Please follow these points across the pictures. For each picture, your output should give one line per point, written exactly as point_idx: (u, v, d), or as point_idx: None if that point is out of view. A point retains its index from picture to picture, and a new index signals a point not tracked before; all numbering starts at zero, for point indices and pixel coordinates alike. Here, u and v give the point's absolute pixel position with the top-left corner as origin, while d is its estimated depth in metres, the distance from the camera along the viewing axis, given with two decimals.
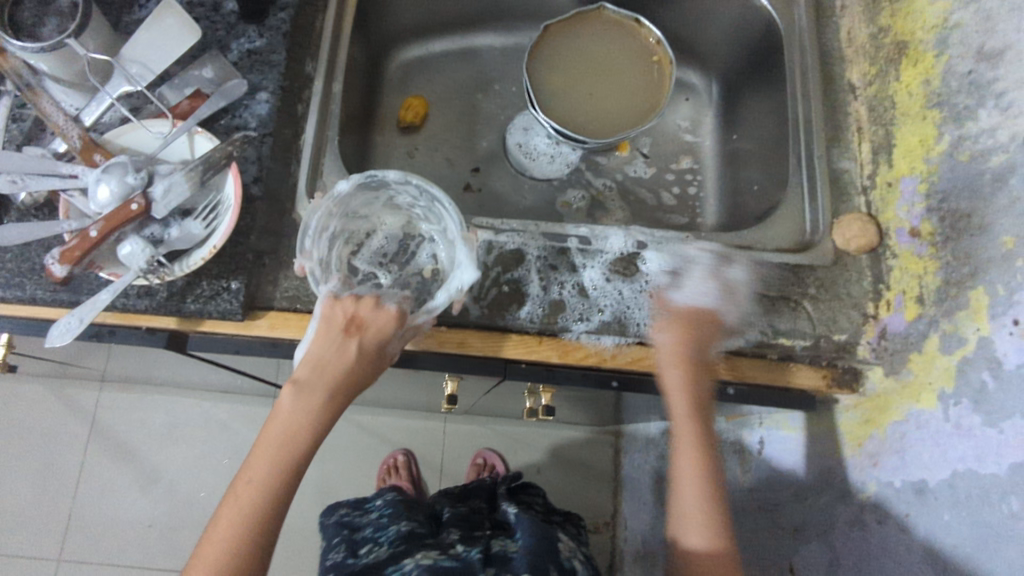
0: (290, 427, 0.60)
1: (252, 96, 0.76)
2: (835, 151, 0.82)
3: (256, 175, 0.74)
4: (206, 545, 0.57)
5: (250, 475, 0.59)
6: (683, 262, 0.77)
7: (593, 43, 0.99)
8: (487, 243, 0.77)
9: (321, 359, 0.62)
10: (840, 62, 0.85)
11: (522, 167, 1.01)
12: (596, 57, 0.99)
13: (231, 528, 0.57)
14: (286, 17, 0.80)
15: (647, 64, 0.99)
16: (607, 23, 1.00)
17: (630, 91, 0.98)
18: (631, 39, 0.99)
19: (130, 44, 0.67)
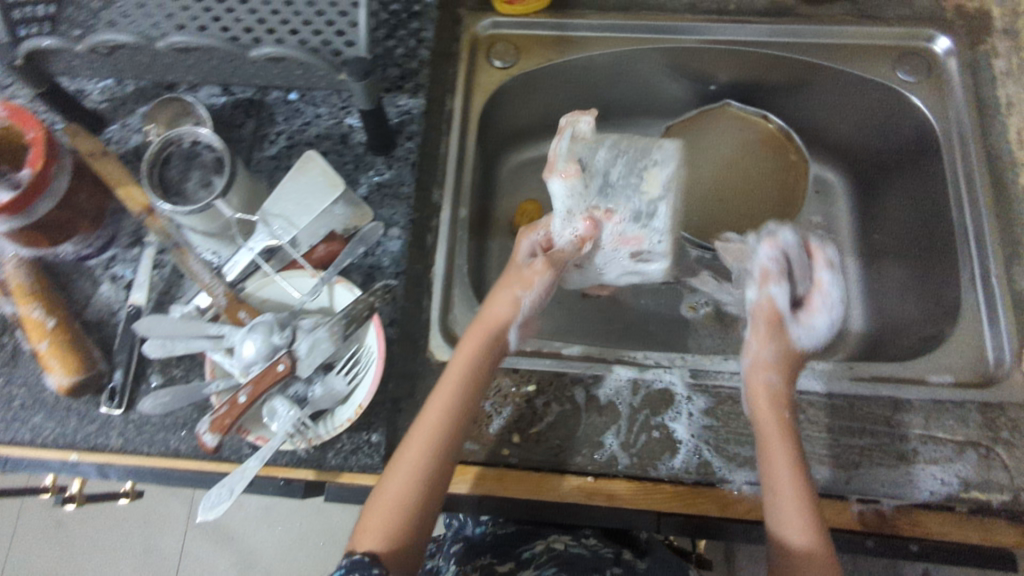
0: (432, 419, 0.64)
1: (385, 232, 0.75)
2: (1017, 269, 0.74)
3: (395, 317, 0.71)
4: (369, 517, 0.61)
5: (403, 458, 0.63)
6: (851, 400, 0.70)
7: (720, 142, 0.96)
8: (632, 382, 0.71)
9: (490, 316, 0.70)
10: (1011, 166, 0.77)
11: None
12: (724, 156, 0.96)
13: (393, 500, 0.61)
14: (414, 146, 0.79)
15: (782, 161, 0.94)
16: (734, 120, 0.96)
17: (764, 192, 0.94)
18: (762, 135, 0.95)
19: (274, 199, 0.65)
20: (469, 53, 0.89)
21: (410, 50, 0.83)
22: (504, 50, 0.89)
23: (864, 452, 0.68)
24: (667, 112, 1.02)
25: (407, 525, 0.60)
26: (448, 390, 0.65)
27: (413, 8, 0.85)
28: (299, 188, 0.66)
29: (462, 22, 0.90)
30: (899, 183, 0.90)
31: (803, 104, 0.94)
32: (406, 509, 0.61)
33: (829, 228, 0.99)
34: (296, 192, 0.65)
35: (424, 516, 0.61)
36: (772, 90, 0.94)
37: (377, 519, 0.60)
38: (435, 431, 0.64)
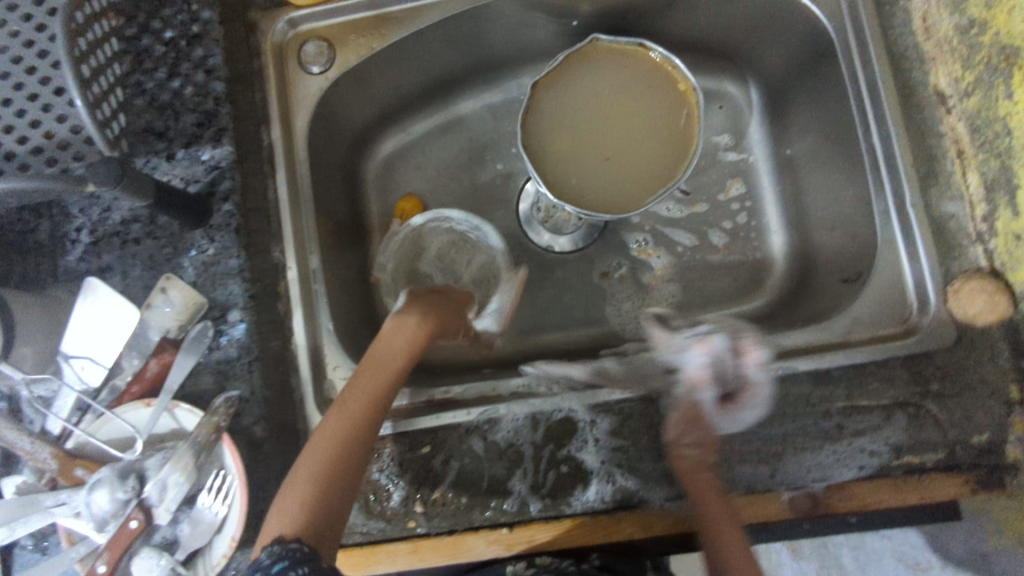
0: (371, 386, 0.62)
1: (224, 318, 0.66)
2: (934, 192, 0.64)
3: (259, 413, 0.64)
4: (291, 492, 0.54)
5: (330, 428, 0.58)
6: (766, 385, 0.64)
7: (596, 89, 0.81)
8: (531, 417, 0.65)
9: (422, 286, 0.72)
10: (919, 64, 0.65)
11: (547, 239, 0.90)
12: (605, 104, 0.81)
13: (318, 469, 0.55)
14: (233, 207, 0.68)
15: (666, 95, 0.80)
16: (608, 56, 0.81)
17: (655, 136, 0.80)
18: (641, 68, 0.81)
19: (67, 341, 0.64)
20: (276, 66, 0.75)
21: (200, 87, 0.70)
22: (317, 49, 0.75)
23: (786, 439, 0.63)
24: (535, 58, 0.87)
25: (333, 497, 0.55)
26: (403, 350, 0.64)
27: (194, 32, 0.71)
28: (97, 320, 0.65)
29: (258, 27, 0.75)
30: (806, 90, 0.76)
31: (684, 17, 0.79)
32: (332, 480, 0.55)
33: (739, 149, 0.85)
34: (88, 324, 0.64)
35: (347, 491, 0.56)
36: (643, 12, 0.79)
37: (301, 491, 0.54)
38: (370, 397, 0.61)
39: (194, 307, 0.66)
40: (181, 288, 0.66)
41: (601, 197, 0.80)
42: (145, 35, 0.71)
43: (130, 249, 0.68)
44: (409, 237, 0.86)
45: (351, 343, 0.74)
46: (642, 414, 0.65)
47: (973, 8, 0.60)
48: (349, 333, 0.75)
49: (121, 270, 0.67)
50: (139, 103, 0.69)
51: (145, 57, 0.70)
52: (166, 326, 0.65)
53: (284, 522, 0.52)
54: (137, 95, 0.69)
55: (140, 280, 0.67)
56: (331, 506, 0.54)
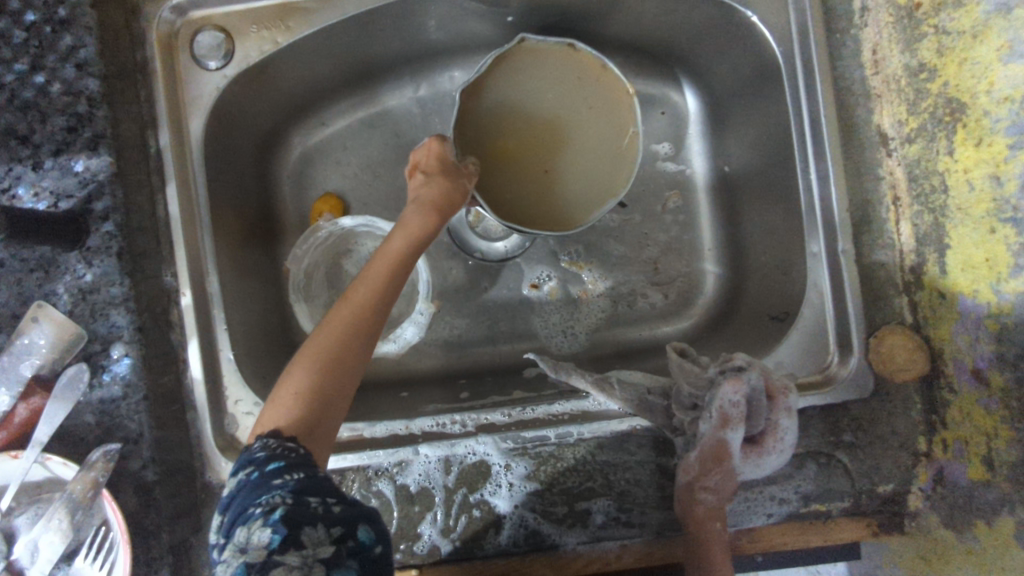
0: (377, 277, 0.57)
1: (107, 353, 0.60)
2: (865, 240, 0.62)
3: (149, 457, 0.60)
4: (287, 384, 0.52)
5: (335, 317, 0.54)
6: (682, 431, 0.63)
7: (529, 92, 0.71)
8: (444, 460, 0.63)
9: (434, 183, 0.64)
10: (863, 99, 0.61)
11: (471, 245, 0.81)
12: (540, 109, 0.71)
13: (319, 354, 0.52)
14: (114, 228, 0.61)
15: (603, 103, 0.71)
16: (541, 58, 0.71)
17: (597, 147, 0.71)
18: (577, 71, 0.71)
19: None
20: (164, 59, 0.66)
21: (69, 85, 0.61)
22: (212, 42, 0.66)
23: None
24: (467, 49, 0.79)
25: (331, 390, 0.51)
26: (400, 246, 0.59)
27: (59, 16, 0.61)
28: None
29: (140, 12, 0.65)
30: (750, 106, 0.71)
31: (624, 19, 0.72)
32: (328, 373, 0.52)
33: (678, 159, 0.80)
34: None
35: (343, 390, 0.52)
36: (581, 13, 0.72)
37: (296, 382, 0.51)
38: (374, 291, 0.56)
39: (71, 339, 0.60)
40: (53, 317, 0.59)
41: (541, 215, 0.71)
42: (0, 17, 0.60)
43: None
44: (335, 236, 0.79)
45: (254, 370, 0.68)
46: (558, 458, 0.63)
47: (925, 51, 0.56)
48: (253, 357, 0.69)
49: None
50: None
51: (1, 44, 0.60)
52: (37, 360, 0.59)
53: (287, 408, 0.50)
54: None
55: (6, 307, 0.60)
56: (327, 402, 0.51)
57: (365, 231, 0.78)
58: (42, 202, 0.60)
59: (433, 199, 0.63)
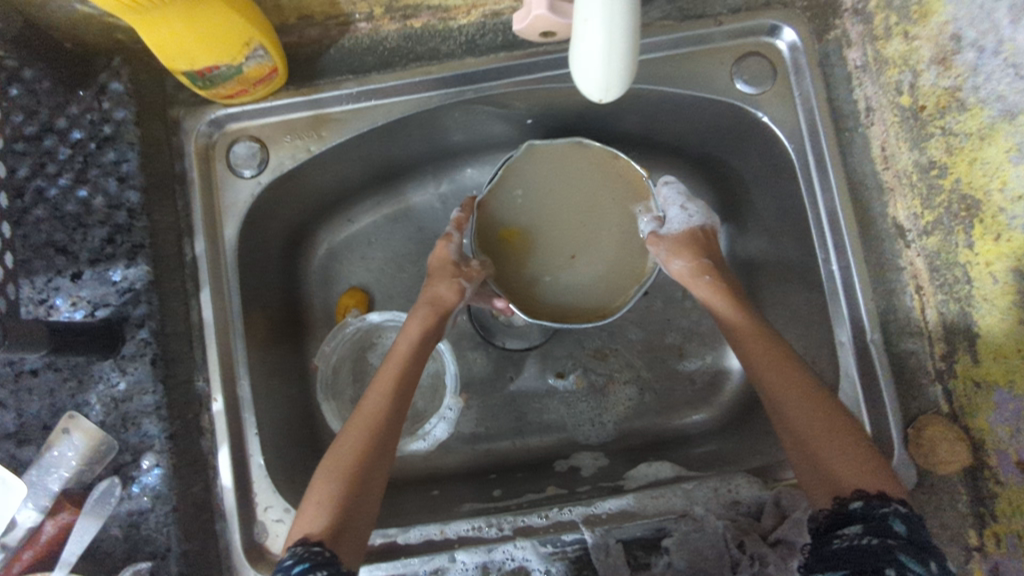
0: (388, 376, 0.62)
1: (137, 464, 0.59)
2: (893, 327, 0.63)
3: (178, 572, 0.58)
4: (316, 491, 0.55)
5: (354, 423, 0.59)
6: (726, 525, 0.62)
7: (543, 189, 0.72)
8: (482, 567, 0.61)
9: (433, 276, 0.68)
10: (877, 193, 0.64)
11: (495, 333, 0.82)
12: (557, 203, 0.72)
13: (343, 461, 0.56)
14: (150, 335, 0.62)
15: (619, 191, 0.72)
16: (548, 158, 0.72)
17: (620, 233, 0.71)
18: (587, 164, 0.72)
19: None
20: (202, 169, 0.69)
21: (113, 197, 0.63)
22: (248, 151, 0.69)
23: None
24: (488, 149, 0.83)
25: (355, 496, 0.55)
26: (409, 343, 0.64)
27: (104, 133, 0.64)
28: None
29: (181, 126, 0.69)
30: (766, 198, 0.73)
31: (637, 119, 0.75)
32: (354, 474, 0.56)
33: None
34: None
35: (372, 485, 0.56)
36: (600, 115, 0.76)
37: (324, 490, 0.55)
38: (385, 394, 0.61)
39: (103, 450, 0.59)
40: (85, 427, 0.59)
41: (579, 306, 0.70)
42: (48, 135, 0.62)
43: (24, 383, 0.60)
44: (361, 332, 0.80)
45: (283, 474, 0.67)
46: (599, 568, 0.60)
47: (933, 150, 0.58)
48: (282, 461, 0.68)
49: (15, 407, 0.59)
50: (40, 213, 0.61)
51: (47, 160, 0.62)
52: (66, 474, 0.58)
53: (314, 518, 0.54)
54: (39, 204, 0.61)
55: (37, 418, 0.60)
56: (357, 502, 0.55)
57: (393, 325, 0.80)
58: (78, 311, 0.61)
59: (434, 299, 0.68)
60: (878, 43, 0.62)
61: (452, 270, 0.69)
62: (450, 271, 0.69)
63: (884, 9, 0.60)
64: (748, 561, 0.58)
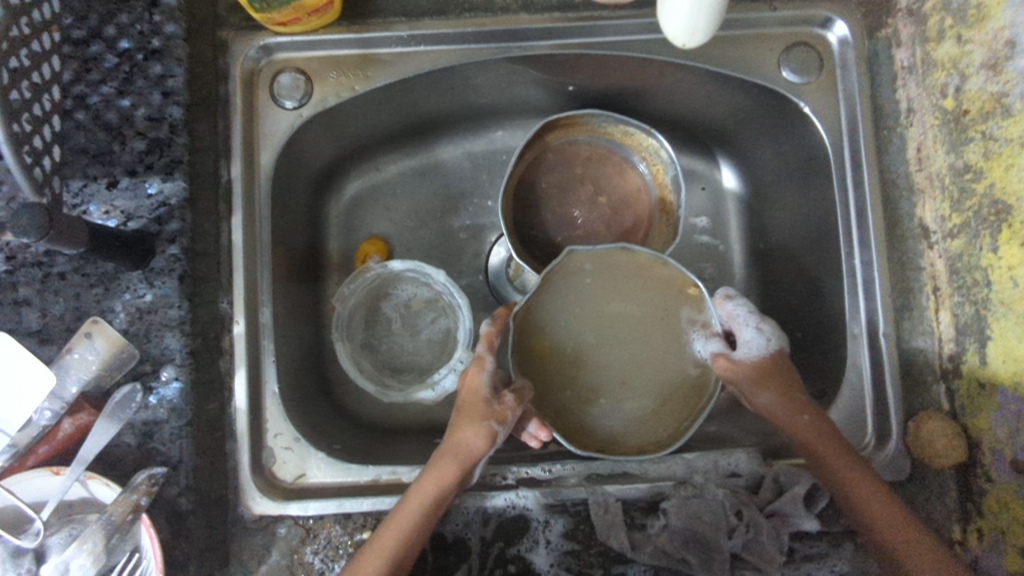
0: (416, 503, 0.58)
1: (156, 375, 0.60)
2: (906, 325, 0.65)
3: (186, 484, 0.58)
4: None
5: (372, 556, 0.56)
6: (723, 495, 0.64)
7: (585, 303, 0.65)
8: (483, 511, 0.63)
9: (472, 404, 0.63)
10: (908, 194, 0.66)
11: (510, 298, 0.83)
12: (601, 317, 0.65)
13: None
14: (180, 251, 0.62)
15: (666, 302, 0.65)
16: (591, 268, 0.65)
17: (670, 346, 0.65)
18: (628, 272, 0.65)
19: None
20: (245, 95, 0.69)
21: (155, 111, 0.63)
22: (292, 83, 0.69)
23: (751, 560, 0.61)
24: (523, 113, 0.83)
25: None
26: (450, 471, 0.60)
27: (152, 46, 0.63)
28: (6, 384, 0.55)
29: (229, 49, 0.69)
30: (794, 189, 0.74)
31: (676, 97, 0.76)
32: None
33: (714, 234, 0.82)
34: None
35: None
36: (640, 90, 0.76)
37: None
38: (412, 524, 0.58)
39: (122, 357, 0.59)
40: (107, 334, 0.59)
41: (633, 441, 0.63)
42: (95, 41, 0.62)
43: (52, 284, 0.60)
44: (380, 278, 0.80)
45: (294, 404, 0.68)
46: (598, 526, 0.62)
47: (970, 154, 0.60)
48: (293, 392, 0.69)
49: (40, 306, 0.60)
50: (80, 117, 0.61)
51: (92, 66, 0.62)
52: (85, 377, 0.58)
53: None
54: (80, 108, 0.61)
55: (61, 319, 0.60)
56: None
57: (412, 275, 0.80)
58: (111, 219, 0.61)
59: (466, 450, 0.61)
60: (929, 45, 0.63)
61: (484, 412, 0.61)
62: (483, 412, 0.62)
63: (940, 10, 0.62)
64: (743, 528, 0.60)
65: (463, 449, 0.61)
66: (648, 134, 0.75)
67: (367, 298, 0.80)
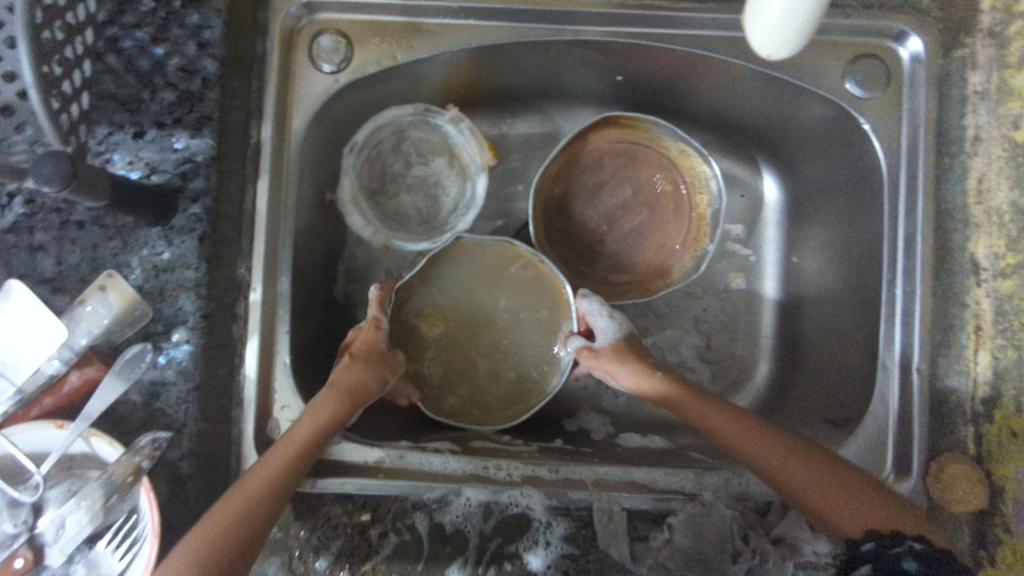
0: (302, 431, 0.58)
1: (167, 336, 0.59)
2: (941, 363, 0.62)
3: (190, 448, 0.58)
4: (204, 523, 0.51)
5: (254, 473, 0.55)
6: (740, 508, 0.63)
7: (464, 275, 0.74)
8: (484, 505, 0.62)
9: (358, 355, 0.66)
10: (963, 225, 0.62)
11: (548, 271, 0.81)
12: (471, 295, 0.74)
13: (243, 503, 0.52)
14: (202, 212, 0.60)
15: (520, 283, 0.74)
16: (472, 256, 0.74)
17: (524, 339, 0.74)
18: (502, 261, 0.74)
19: None
20: (283, 54, 0.66)
21: (188, 62, 0.60)
22: (333, 45, 0.67)
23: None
24: (567, 97, 0.80)
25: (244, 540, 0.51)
26: (334, 404, 0.61)
27: None
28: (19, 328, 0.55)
29: (269, 3, 0.66)
30: (838, 208, 0.72)
31: (726, 98, 0.73)
32: (249, 522, 0.52)
33: (748, 244, 0.81)
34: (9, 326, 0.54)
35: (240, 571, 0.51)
36: (693, 85, 0.72)
37: (211, 523, 0.51)
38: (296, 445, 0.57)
39: (134, 314, 0.58)
40: (121, 289, 0.57)
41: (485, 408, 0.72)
42: None
43: (69, 232, 0.59)
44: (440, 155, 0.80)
45: (303, 377, 0.67)
46: (599, 535, 0.60)
47: None
48: (303, 364, 0.68)
49: (55, 254, 0.59)
50: (111, 62, 0.59)
51: (127, 9, 0.59)
52: (95, 331, 0.57)
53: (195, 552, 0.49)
54: (110, 52, 0.59)
55: (76, 269, 0.59)
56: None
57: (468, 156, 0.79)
58: (135, 171, 0.59)
59: (354, 389, 0.63)
60: (1008, 71, 0.60)
61: (368, 365, 0.65)
62: (365, 364, 0.65)
63: None
64: (749, 553, 0.59)
65: (349, 391, 0.62)
66: (704, 160, 0.73)
67: (409, 129, 0.79)
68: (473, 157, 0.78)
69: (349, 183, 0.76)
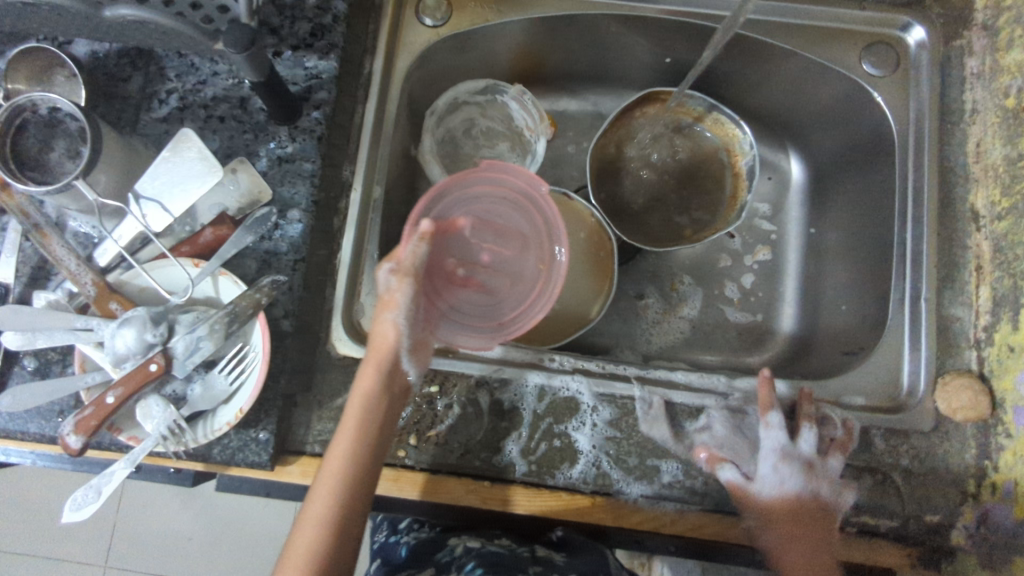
0: (366, 387, 0.61)
1: (283, 215, 0.69)
2: (947, 295, 0.71)
3: (289, 308, 0.67)
4: (319, 487, 0.58)
5: (341, 435, 0.59)
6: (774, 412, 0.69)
7: None
8: (539, 387, 0.69)
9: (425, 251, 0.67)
10: (964, 181, 0.73)
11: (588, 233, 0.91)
12: None
13: (344, 468, 0.58)
14: (322, 117, 0.72)
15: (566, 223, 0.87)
16: None
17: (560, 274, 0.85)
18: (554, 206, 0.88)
19: (147, 179, 0.63)
20: (394, 8, 0.80)
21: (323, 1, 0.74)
22: (435, 4, 0.80)
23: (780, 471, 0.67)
24: (621, 78, 0.94)
25: (358, 499, 0.58)
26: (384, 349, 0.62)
27: None
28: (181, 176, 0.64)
29: None
30: (855, 176, 0.84)
31: (757, 78, 0.85)
32: (355, 476, 0.58)
33: (773, 221, 0.93)
34: (170, 171, 0.64)
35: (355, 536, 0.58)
36: (729, 69, 0.86)
37: (326, 488, 0.57)
38: (366, 402, 0.60)
39: (258, 193, 0.69)
40: (249, 172, 0.69)
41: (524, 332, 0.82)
42: None
43: (211, 125, 0.71)
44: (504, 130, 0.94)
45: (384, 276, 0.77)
46: (642, 420, 0.68)
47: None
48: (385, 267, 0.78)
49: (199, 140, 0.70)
50: None
51: None
52: (225, 203, 0.68)
53: (320, 519, 0.56)
54: None
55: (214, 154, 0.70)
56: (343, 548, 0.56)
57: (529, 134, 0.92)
58: None
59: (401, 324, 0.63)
60: (999, 53, 0.73)
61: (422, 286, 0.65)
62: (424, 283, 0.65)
63: (1012, 24, 0.71)
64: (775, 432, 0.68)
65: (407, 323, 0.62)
66: (736, 124, 0.89)
67: (480, 104, 0.91)
68: (534, 128, 0.91)
69: (428, 140, 0.87)
